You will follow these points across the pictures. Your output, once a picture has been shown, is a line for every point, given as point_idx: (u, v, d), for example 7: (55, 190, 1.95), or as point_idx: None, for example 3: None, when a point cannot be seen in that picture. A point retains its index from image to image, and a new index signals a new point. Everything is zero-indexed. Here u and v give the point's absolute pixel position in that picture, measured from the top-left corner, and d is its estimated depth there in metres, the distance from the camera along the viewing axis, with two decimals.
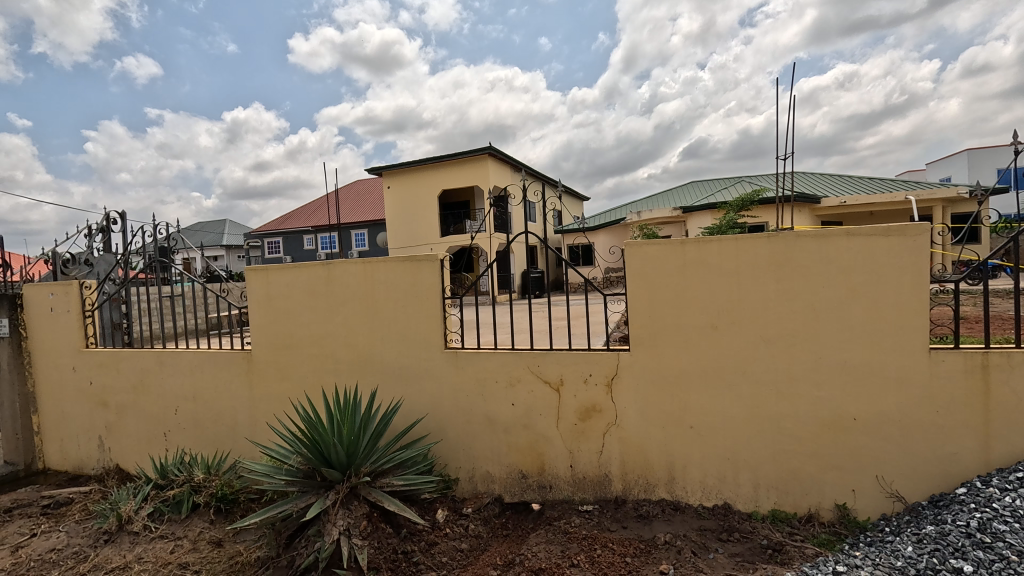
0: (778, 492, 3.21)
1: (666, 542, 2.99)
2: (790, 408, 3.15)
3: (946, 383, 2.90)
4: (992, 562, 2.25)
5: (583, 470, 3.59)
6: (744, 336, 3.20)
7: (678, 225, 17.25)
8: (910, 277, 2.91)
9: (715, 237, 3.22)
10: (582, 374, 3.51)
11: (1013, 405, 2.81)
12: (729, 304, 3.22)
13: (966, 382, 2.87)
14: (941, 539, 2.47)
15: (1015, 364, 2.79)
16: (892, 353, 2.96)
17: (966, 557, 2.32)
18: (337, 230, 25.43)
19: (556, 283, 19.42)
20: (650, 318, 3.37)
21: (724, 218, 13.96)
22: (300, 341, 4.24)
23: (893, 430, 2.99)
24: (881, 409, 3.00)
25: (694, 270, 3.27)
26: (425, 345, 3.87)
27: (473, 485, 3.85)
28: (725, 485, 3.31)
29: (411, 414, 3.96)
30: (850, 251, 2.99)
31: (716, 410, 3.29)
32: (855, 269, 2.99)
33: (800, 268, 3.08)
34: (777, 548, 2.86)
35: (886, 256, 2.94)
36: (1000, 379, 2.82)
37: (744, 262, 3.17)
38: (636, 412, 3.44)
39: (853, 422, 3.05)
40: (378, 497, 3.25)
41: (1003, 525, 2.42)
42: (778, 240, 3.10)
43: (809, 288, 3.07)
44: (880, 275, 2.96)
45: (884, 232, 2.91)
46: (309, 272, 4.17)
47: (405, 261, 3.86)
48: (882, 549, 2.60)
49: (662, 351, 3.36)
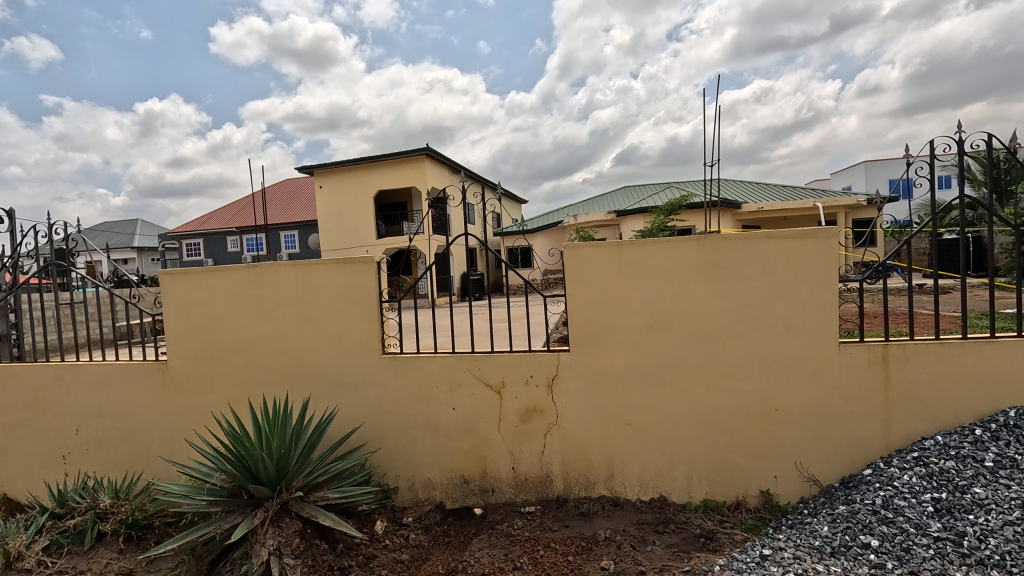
0: (710, 482, 3.37)
1: (607, 538, 3.05)
2: (720, 401, 3.31)
3: (854, 374, 3.16)
4: (895, 536, 2.50)
5: (525, 472, 3.59)
6: (677, 334, 3.34)
7: (613, 229, 17.83)
8: (823, 277, 3.14)
9: (650, 239, 3.33)
10: (524, 375, 3.52)
11: (909, 390, 3.11)
12: (663, 305, 3.34)
13: (871, 372, 3.14)
14: (852, 517, 2.69)
15: (910, 353, 3.09)
16: (808, 348, 3.19)
17: (873, 532, 2.55)
18: (265, 232, 24.15)
19: (496, 286, 19.45)
20: (589, 318, 3.43)
21: (655, 222, 14.55)
22: (224, 349, 3.96)
23: (811, 418, 3.22)
24: (799, 400, 3.22)
25: (630, 270, 3.37)
26: (362, 351, 3.72)
27: (413, 493, 3.75)
28: (662, 478, 3.43)
29: (347, 423, 3.80)
30: (770, 253, 3.19)
31: (653, 406, 3.40)
32: (776, 270, 3.20)
33: (729, 269, 3.25)
34: (709, 536, 3.00)
35: (803, 257, 3.16)
36: (898, 368, 3.11)
37: (677, 263, 3.31)
38: (578, 410, 3.49)
39: (775, 413, 3.26)
40: (312, 513, 3.07)
41: (903, 501, 2.67)
42: (707, 242, 3.25)
43: (736, 288, 3.25)
44: (798, 276, 3.18)
45: (800, 235, 3.14)
46: (234, 276, 3.90)
47: (340, 263, 3.71)
48: (802, 529, 2.79)
49: (601, 351, 3.43)
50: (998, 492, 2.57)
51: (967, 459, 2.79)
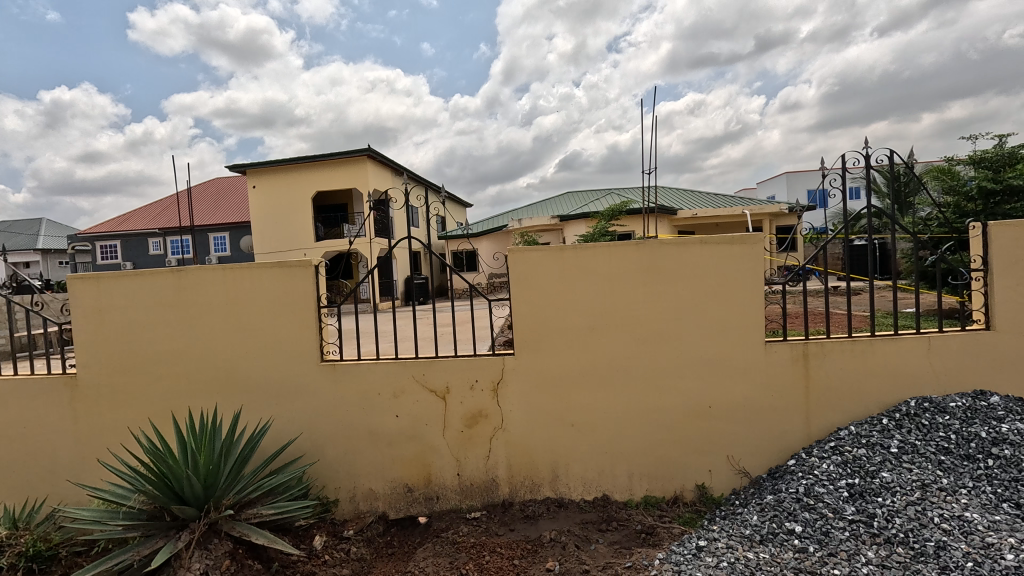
0: (650, 479, 3.49)
1: (552, 539, 3.08)
2: (658, 400, 3.44)
3: (778, 371, 3.37)
4: (815, 521, 2.69)
5: (470, 478, 3.57)
6: (618, 337, 3.43)
7: (557, 233, 18.14)
8: (751, 280, 3.34)
9: (591, 244, 3.40)
10: (469, 380, 3.50)
11: (826, 385, 3.36)
12: (604, 308, 3.43)
13: (793, 369, 3.37)
14: (778, 506, 2.86)
15: (826, 350, 3.34)
16: (738, 347, 3.37)
17: (797, 519, 2.73)
18: (191, 233, 22.66)
19: (440, 290, 19.26)
20: (533, 322, 3.46)
21: (597, 227, 14.95)
22: (143, 360, 3.67)
23: (740, 413, 3.41)
24: (730, 397, 3.40)
25: (572, 275, 3.43)
26: (298, 359, 3.56)
27: (354, 505, 3.63)
28: (604, 477, 3.51)
29: (283, 435, 3.62)
30: (703, 257, 3.35)
31: (595, 407, 3.48)
32: (708, 275, 3.36)
33: (665, 273, 3.38)
34: (649, 531, 3.10)
35: (732, 262, 3.35)
36: (817, 364, 3.35)
37: (617, 268, 3.40)
38: (522, 414, 3.50)
39: (709, 410, 3.42)
40: (244, 531, 2.89)
41: (822, 488, 2.88)
42: (645, 247, 3.37)
43: (672, 292, 3.39)
44: (727, 280, 3.36)
45: (730, 241, 3.32)
46: (154, 280, 3.63)
47: (275, 268, 3.54)
48: (733, 520, 2.94)
49: (545, 354, 3.47)
50: (902, 475, 2.83)
51: (876, 446, 3.04)
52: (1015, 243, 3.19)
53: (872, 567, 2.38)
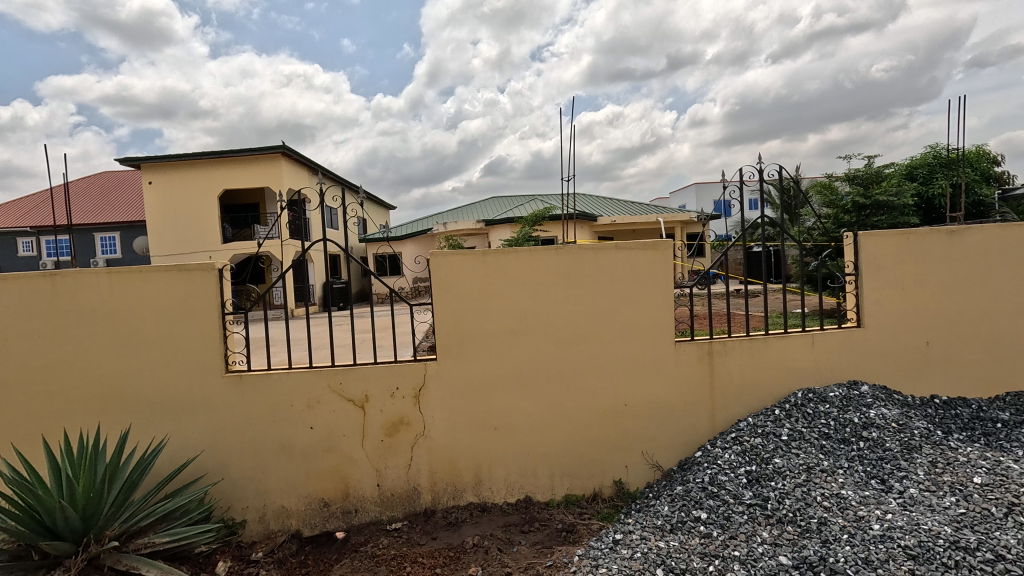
0: (570, 478, 3.58)
1: (475, 544, 3.06)
2: (578, 401, 3.54)
3: (686, 369, 3.60)
4: (718, 507, 2.90)
5: (391, 488, 3.47)
6: (539, 339, 3.50)
7: (482, 238, 18.20)
8: (662, 284, 3.54)
9: (513, 248, 3.44)
10: (389, 388, 3.40)
11: (728, 381, 3.63)
12: (526, 312, 3.48)
13: (699, 367, 3.61)
14: (687, 495, 3.05)
15: (728, 349, 3.61)
16: (650, 348, 3.56)
17: (703, 506, 2.93)
18: (72, 233, 20.20)
19: (362, 295, 18.62)
20: (455, 326, 3.44)
21: (521, 232, 15.18)
22: (7, 377, 3.21)
23: (653, 410, 3.59)
24: (644, 395, 3.58)
25: (494, 279, 3.45)
26: (199, 371, 3.28)
27: (265, 524, 3.40)
28: (526, 479, 3.56)
29: (181, 454, 3.32)
30: (618, 262, 3.51)
31: (517, 410, 3.51)
32: (623, 278, 3.52)
33: (584, 277, 3.50)
34: (570, 529, 3.18)
35: (645, 266, 3.53)
36: (720, 361, 3.62)
37: (538, 272, 3.47)
38: (445, 420, 3.47)
39: (625, 408, 3.58)
40: (132, 564, 2.60)
41: (724, 476, 3.10)
42: (565, 252, 3.47)
43: (590, 296, 3.51)
44: (641, 283, 3.53)
45: (643, 247, 3.50)
46: (22, 286, 3.19)
47: (171, 272, 3.24)
48: (647, 512, 3.09)
49: (467, 359, 3.45)
50: (791, 460, 3.12)
51: (770, 434, 3.33)
52: (879, 250, 3.64)
53: (766, 546, 2.60)
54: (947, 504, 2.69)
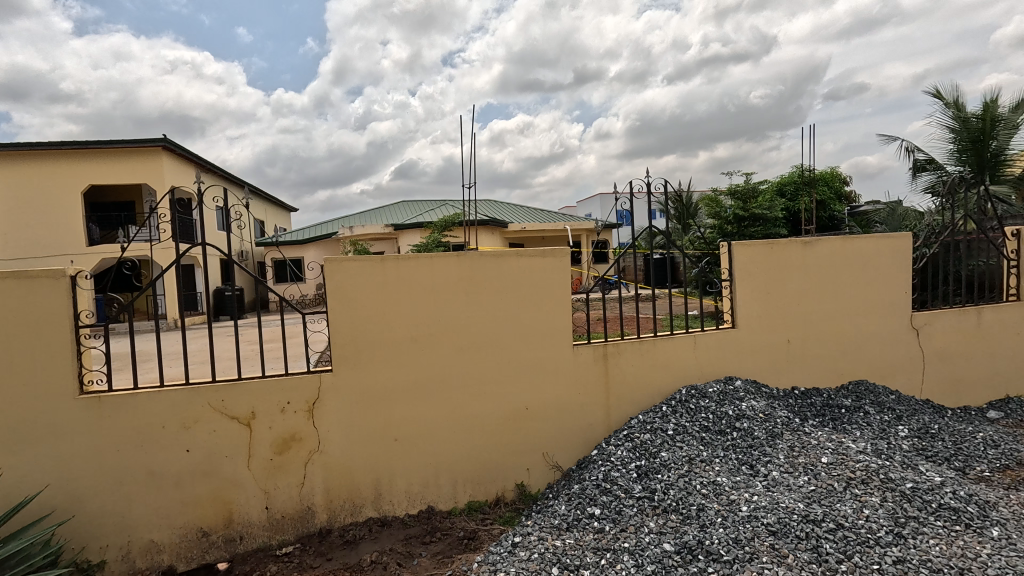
0: (473, 485, 3.58)
1: (373, 562, 2.96)
2: (480, 407, 3.56)
3: (583, 371, 3.76)
4: (611, 503, 3.05)
5: (281, 510, 3.25)
6: (440, 346, 3.47)
7: (391, 243, 17.74)
8: (560, 290, 3.68)
9: (412, 254, 3.39)
10: (279, 402, 3.19)
11: (621, 381, 3.84)
12: (427, 319, 3.44)
13: (595, 369, 3.79)
14: (583, 493, 3.18)
15: (621, 351, 3.83)
16: (550, 352, 3.67)
17: (597, 503, 3.07)
18: None
19: (259, 303, 17.33)
20: (352, 335, 3.31)
21: (431, 237, 15.01)
22: None
23: (553, 412, 3.71)
24: (544, 398, 3.68)
25: (394, 286, 3.37)
26: (45, 394, 2.86)
27: (131, 562, 3.04)
28: (429, 489, 3.50)
29: (21, 491, 2.87)
30: (518, 269, 3.59)
31: (418, 419, 3.45)
32: (524, 284, 3.61)
33: (485, 284, 3.53)
34: (471, 536, 3.18)
35: (544, 273, 3.65)
36: (615, 362, 3.82)
37: (439, 279, 3.45)
38: (341, 433, 3.32)
39: (526, 412, 3.65)
40: None
41: (617, 472, 3.28)
42: (466, 258, 3.48)
43: (491, 302, 3.55)
44: (540, 289, 3.64)
45: (542, 254, 3.62)
46: None
47: (7, 280, 2.80)
48: (546, 512, 3.18)
49: (365, 368, 3.34)
50: (676, 453, 3.37)
51: (657, 430, 3.57)
52: (749, 259, 4.05)
53: (652, 535, 2.78)
54: (801, 483, 3.05)
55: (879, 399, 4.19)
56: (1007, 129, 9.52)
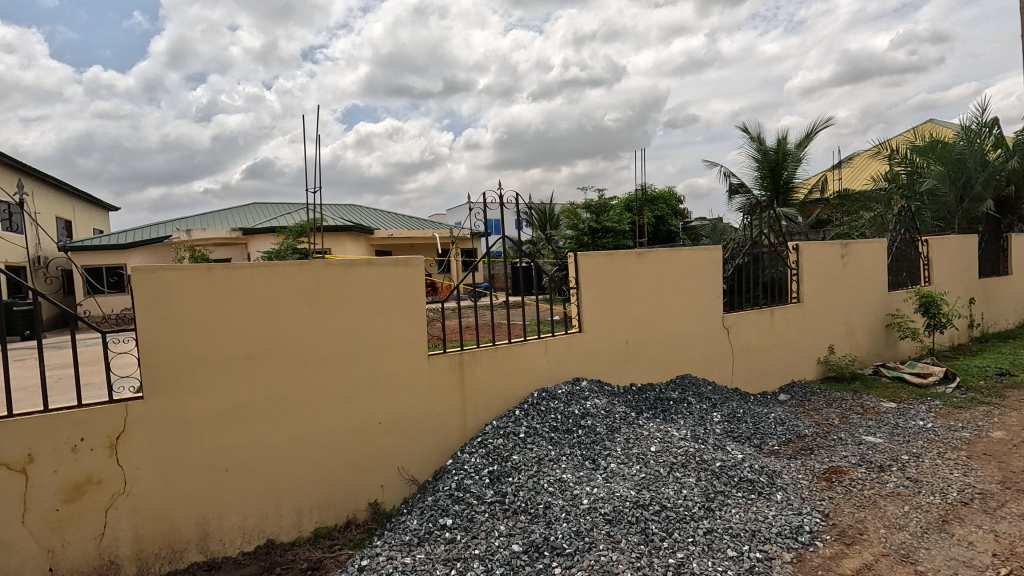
0: (320, 510, 3.33)
1: None
2: (327, 426, 3.33)
3: (439, 381, 3.73)
4: (463, 512, 3.06)
5: (73, 569, 2.72)
6: (280, 363, 3.19)
7: (239, 249, 16.03)
8: (414, 299, 3.62)
9: (246, 263, 3.08)
10: (68, 441, 2.68)
11: (477, 388, 3.89)
12: (264, 334, 3.14)
13: (451, 378, 3.78)
14: (436, 505, 3.14)
15: (476, 358, 3.88)
16: (403, 363, 3.58)
17: (449, 513, 3.06)
18: None
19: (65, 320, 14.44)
20: (170, 355, 2.90)
21: (287, 243, 13.87)
22: None
23: (408, 425, 3.61)
24: (398, 411, 3.57)
25: (224, 298, 3.03)
26: None
27: None
28: (267, 521, 3.18)
29: None
30: (369, 278, 3.46)
31: (254, 445, 3.13)
32: (374, 294, 3.48)
33: (332, 294, 3.33)
34: (316, 566, 2.95)
35: (397, 282, 3.56)
36: (470, 371, 3.86)
37: (279, 289, 3.17)
38: (155, 470, 2.87)
39: (379, 427, 3.51)
40: None
41: (470, 480, 3.30)
42: (309, 267, 3.26)
43: (339, 313, 3.36)
44: (392, 299, 3.54)
45: (394, 263, 3.54)
46: None
47: None
48: (398, 529, 3.08)
49: (187, 393, 2.94)
50: (526, 454, 3.50)
51: (510, 434, 3.68)
52: (592, 268, 4.39)
53: (502, 539, 2.85)
54: (634, 472, 3.37)
55: (699, 390, 4.82)
56: (794, 162, 11.68)
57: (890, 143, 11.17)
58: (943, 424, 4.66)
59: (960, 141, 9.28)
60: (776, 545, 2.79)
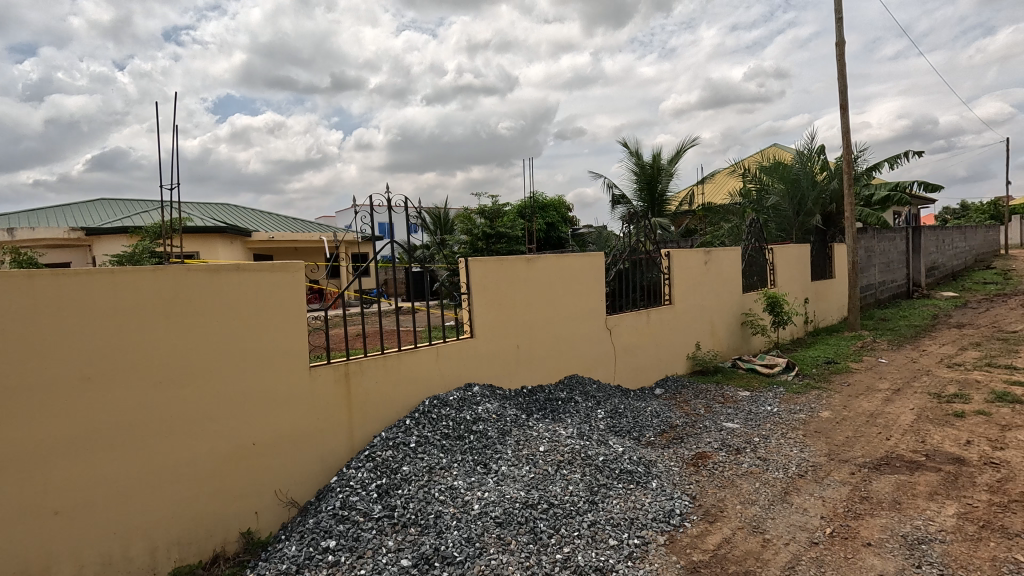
0: (180, 546, 2.95)
1: None
2: (188, 451, 2.97)
3: (321, 393, 3.50)
4: (348, 531, 2.90)
5: None
6: (128, 383, 2.78)
7: (81, 251, 13.80)
8: (292, 308, 3.38)
9: (81, 268, 2.66)
10: None
11: (364, 399, 3.71)
12: (106, 350, 2.72)
13: (335, 390, 3.57)
14: (317, 527, 2.94)
15: (363, 367, 3.70)
16: (280, 376, 3.31)
17: (332, 534, 2.88)
18: None
19: None
20: None
21: (143, 245, 12.22)
22: None
23: (286, 443, 3.34)
24: (274, 428, 3.28)
25: (51, 310, 2.58)
26: None
27: None
28: (111, 567, 2.74)
29: None
30: (239, 285, 3.16)
31: (93, 480, 2.69)
32: (245, 302, 3.18)
33: (193, 303, 2.98)
34: None
35: (272, 289, 3.30)
36: (357, 382, 3.68)
37: (126, 298, 2.78)
38: None
39: (253, 447, 3.20)
40: None
41: (356, 497, 3.13)
42: (165, 274, 2.90)
43: (203, 324, 3.02)
44: (267, 307, 3.27)
45: (268, 268, 3.28)
46: None
47: None
48: (273, 557, 2.83)
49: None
50: (416, 464, 3.42)
51: (400, 445, 3.56)
52: (483, 274, 4.43)
53: (389, 555, 2.74)
54: (523, 473, 3.44)
55: (586, 389, 5.08)
56: (667, 176, 12.82)
57: (744, 163, 12.73)
58: (785, 408, 5.39)
59: (796, 164, 10.83)
60: (651, 530, 3.02)
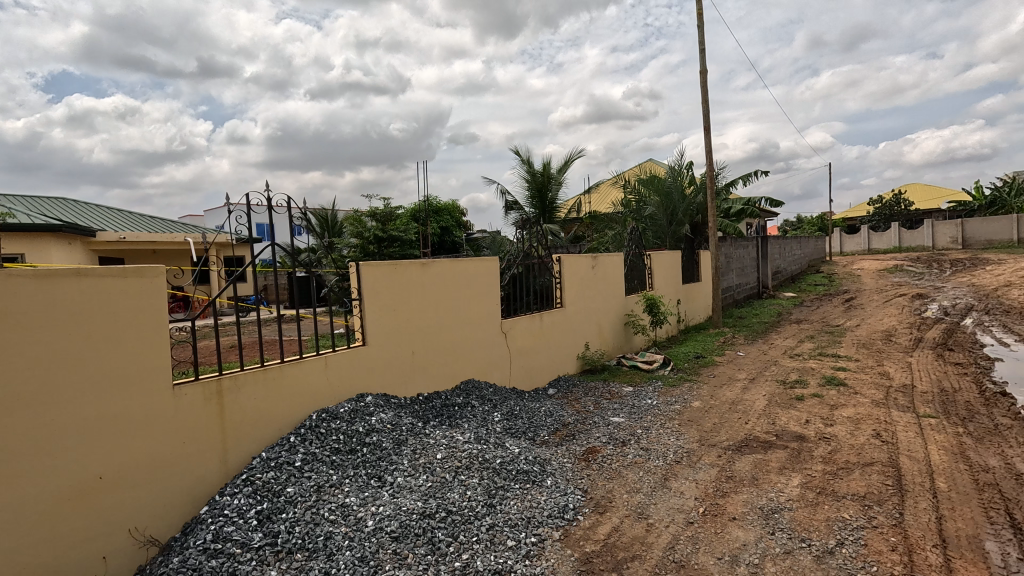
0: None
1: None
2: (9, 493, 2.45)
3: (187, 414, 3.11)
4: (222, 566, 2.60)
5: None
6: None
7: None
8: (149, 318, 2.97)
9: None
10: None
11: (240, 417, 3.36)
12: None
13: (205, 409, 3.19)
14: (183, 567, 2.59)
15: (239, 383, 3.36)
16: (135, 396, 2.88)
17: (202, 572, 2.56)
18: None
19: None
20: None
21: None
22: None
23: (142, 474, 2.90)
24: (127, 458, 2.84)
25: None
26: None
27: None
28: None
29: None
30: (81, 293, 2.70)
31: None
32: (89, 314, 2.73)
33: (17, 315, 2.48)
34: None
35: (124, 298, 2.87)
36: (231, 399, 3.32)
37: None
38: None
39: (98, 482, 2.73)
40: None
41: (231, 527, 2.81)
42: None
43: (30, 340, 2.52)
44: (118, 318, 2.84)
45: (120, 273, 2.85)
46: None
47: None
48: None
49: None
50: (303, 484, 3.17)
51: (283, 465, 3.28)
52: (375, 280, 4.26)
53: None
54: (420, 482, 3.35)
55: (482, 393, 5.11)
56: (557, 185, 13.40)
57: (624, 176, 13.75)
58: (663, 400, 5.89)
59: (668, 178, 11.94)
60: (547, 527, 3.10)
